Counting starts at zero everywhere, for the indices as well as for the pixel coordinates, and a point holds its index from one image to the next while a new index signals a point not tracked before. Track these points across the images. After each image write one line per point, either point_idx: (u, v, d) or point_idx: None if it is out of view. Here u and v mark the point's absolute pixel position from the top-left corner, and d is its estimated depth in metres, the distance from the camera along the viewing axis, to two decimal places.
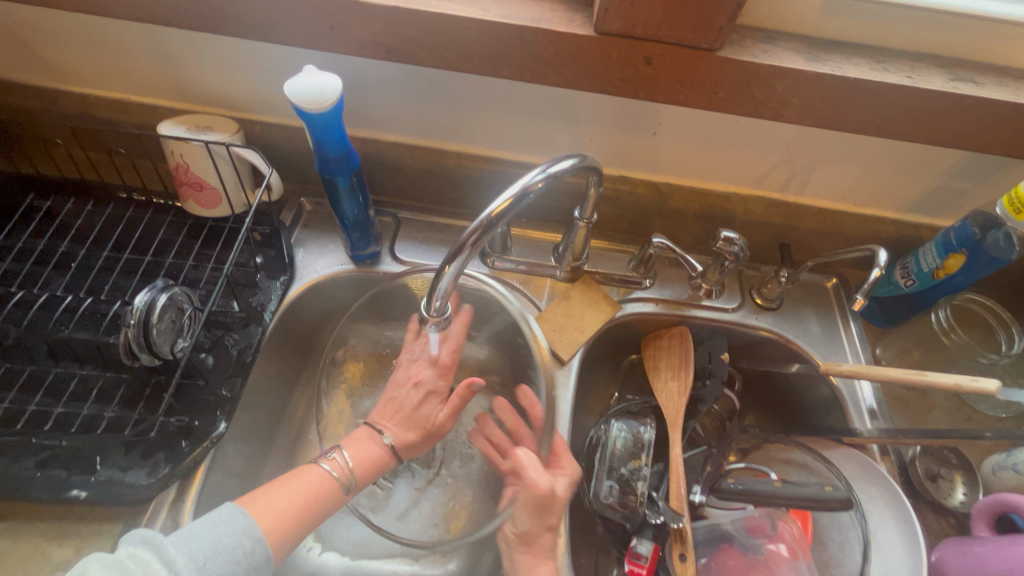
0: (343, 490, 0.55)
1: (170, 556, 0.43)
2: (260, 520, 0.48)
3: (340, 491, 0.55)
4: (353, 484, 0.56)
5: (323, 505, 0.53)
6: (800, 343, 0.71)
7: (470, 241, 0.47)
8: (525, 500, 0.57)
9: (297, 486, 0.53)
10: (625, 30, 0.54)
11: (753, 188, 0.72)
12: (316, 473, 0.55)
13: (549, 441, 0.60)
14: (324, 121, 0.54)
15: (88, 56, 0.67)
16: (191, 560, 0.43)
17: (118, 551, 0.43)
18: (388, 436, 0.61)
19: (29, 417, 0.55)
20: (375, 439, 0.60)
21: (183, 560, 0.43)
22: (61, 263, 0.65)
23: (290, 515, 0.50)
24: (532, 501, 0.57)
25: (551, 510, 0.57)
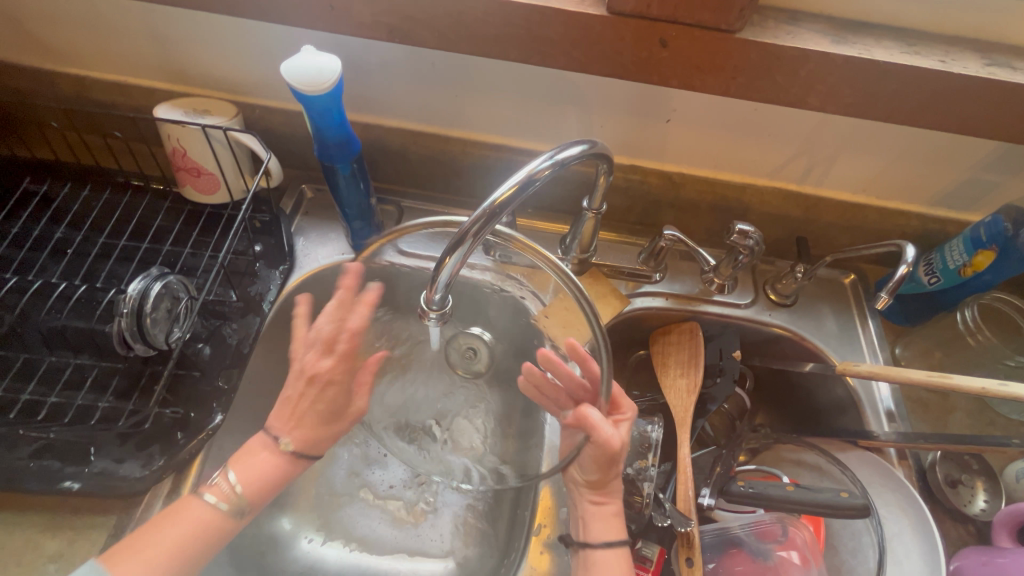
0: (231, 522, 0.51)
1: None
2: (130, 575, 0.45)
3: (231, 518, 0.51)
4: (245, 508, 0.52)
5: (212, 541, 0.50)
6: (815, 341, 0.69)
7: (473, 231, 0.45)
8: (591, 452, 0.53)
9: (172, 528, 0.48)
10: (639, 9, 0.51)
11: (770, 179, 0.69)
12: (195, 511, 0.50)
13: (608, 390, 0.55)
14: (323, 104, 0.52)
15: (83, 35, 0.65)
16: None
17: None
18: (287, 441, 0.56)
19: (22, 407, 0.54)
20: (272, 448, 0.55)
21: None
22: (56, 249, 0.63)
23: (171, 558, 0.47)
24: (596, 453, 0.53)
25: (617, 462, 0.53)
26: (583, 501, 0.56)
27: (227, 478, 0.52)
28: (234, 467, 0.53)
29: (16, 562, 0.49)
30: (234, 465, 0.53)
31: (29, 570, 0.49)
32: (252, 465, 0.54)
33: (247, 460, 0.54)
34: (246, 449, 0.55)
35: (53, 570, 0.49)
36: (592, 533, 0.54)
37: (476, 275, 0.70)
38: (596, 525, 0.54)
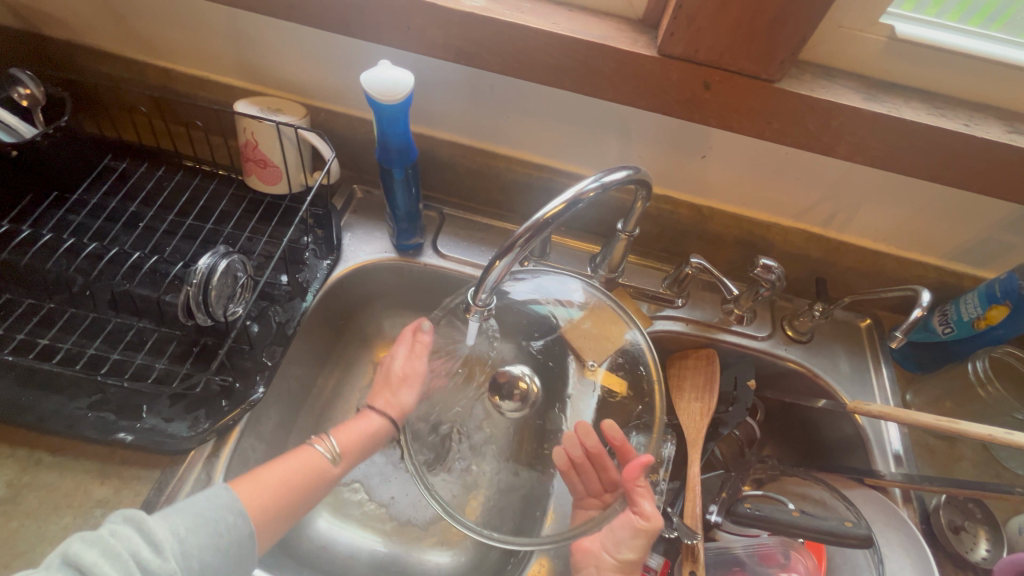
0: (334, 475, 0.56)
1: (150, 530, 0.41)
2: (244, 495, 0.48)
3: (331, 472, 0.55)
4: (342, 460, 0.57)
5: (313, 488, 0.54)
6: (827, 378, 0.71)
7: (522, 240, 0.49)
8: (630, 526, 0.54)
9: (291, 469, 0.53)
10: (687, 54, 0.56)
11: (795, 221, 0.73)
12: (311, 459, 0.55)
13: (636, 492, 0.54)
14: (393, 113, 0.57)
15: (179, 34, 0.72)
16: (172, 534, 0.42)
17: (103, 527, 0.41)
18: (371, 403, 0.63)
19: (87, 360, 0.58)
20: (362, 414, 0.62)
21: (164, 536, 0.42)
22: (128, 222, 0.69)
23: (278, 490, 0.51)
24: (626, 532, 0.54)
25: None
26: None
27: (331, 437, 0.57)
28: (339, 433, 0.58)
29: (67, 504, 0.53)
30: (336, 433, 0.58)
31: (77, 511, 0.53)
32: (257, 492, 0.49)
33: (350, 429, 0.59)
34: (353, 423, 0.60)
35: (99, 515, 0.53)
36: None
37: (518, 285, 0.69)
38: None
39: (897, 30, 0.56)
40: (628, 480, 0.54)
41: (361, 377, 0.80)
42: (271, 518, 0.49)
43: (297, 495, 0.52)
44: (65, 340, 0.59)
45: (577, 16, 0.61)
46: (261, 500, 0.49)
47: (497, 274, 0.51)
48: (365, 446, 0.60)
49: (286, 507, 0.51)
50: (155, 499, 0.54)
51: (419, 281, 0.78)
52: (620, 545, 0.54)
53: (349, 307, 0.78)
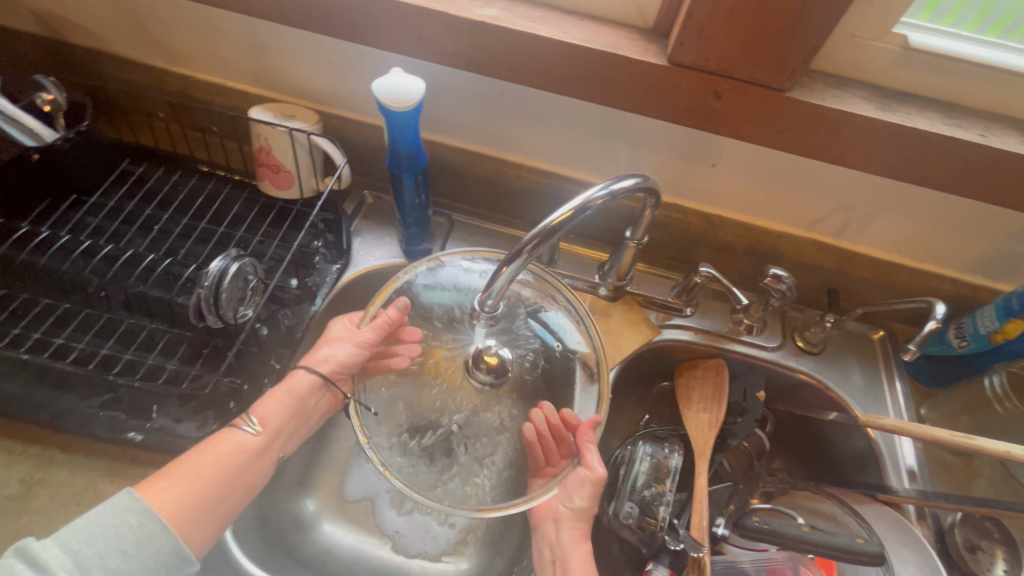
0: (263, 450, 0.55)
1: (37, 556, 0.41)
2: (160, 501, 0.47)
3: (261, 450, 0.55)
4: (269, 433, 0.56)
5: (242, 471, 0.53)
6: (839, 391, 0.70)
7: (529, 246, 0.49)
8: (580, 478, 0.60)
9: (212, 453, 0.52)
10: (697, 63, 0.56)
11: (806, 230, 0.72)
12: (234, 438, 0.54)
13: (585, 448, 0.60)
14: (404, 119, 0.58)
15: (197, 42, 0.74)
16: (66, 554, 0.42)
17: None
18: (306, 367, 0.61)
19: (100, 360, 0.59)
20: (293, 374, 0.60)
21: (53, 554, 0.42)
22: (144, 225, 0.71)
23: (199, 483, 0.50)
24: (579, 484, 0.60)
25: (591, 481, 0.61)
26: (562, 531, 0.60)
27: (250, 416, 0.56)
28: (258, 406, 0.57)
29: (77, 501, 0.54)
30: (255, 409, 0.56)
31: (87, 509, 0.53)
32: (169, 488, 0.48)
33: (274, 398, 0.58)
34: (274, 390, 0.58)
35: None
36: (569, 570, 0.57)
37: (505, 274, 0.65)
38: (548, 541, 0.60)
39: (910, 40, 0.55)
40: (580, 438, 0.59)
41: None
42: (196, 507, 0.49)
43: (224, 480, 0.51)
44: (78, 341, 0.60)
45: (588, 25, 0.61)
46: (177, 496, 0.48)
47: (504, 280, 0.51)
48: (302, 409, 0.60)
49: (216, 493, 0.51)
50: None
51: None
52: (571, 495, 0.61)
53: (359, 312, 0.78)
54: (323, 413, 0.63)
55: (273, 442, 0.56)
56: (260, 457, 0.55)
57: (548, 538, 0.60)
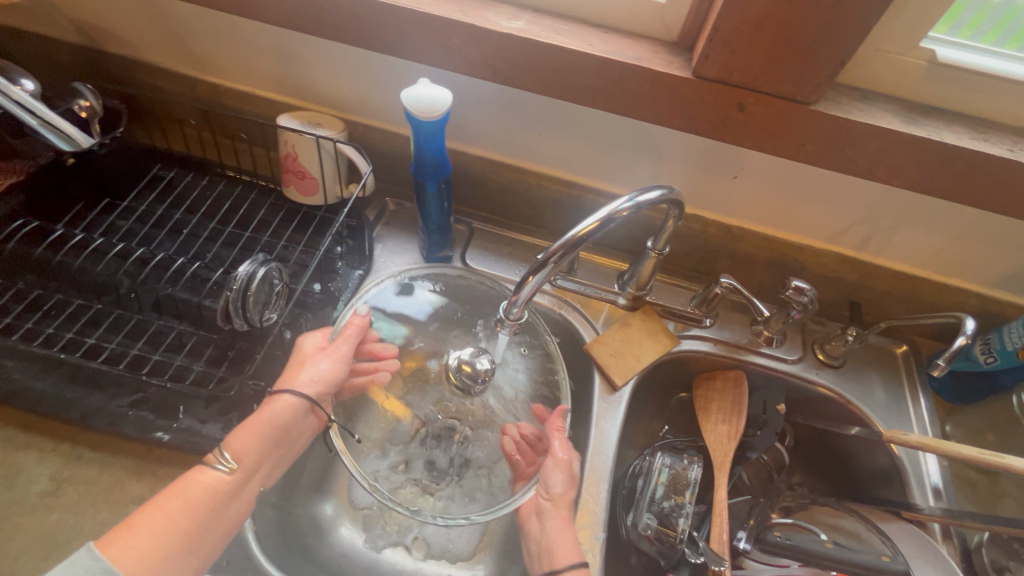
0: (239, 491, 0.52)
1: None
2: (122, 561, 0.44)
3: (235, 490, 0.52)
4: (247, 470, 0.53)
5: (215, 513, 0.50)
6: (861, 406, 0.70)
7: (554, 258, 0.50)
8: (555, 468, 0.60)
9: (182, 500, 0.49)
10: (722, 76, 0.57)
11: (828, 243, 0.72)
12: (204, 479, 0.51)
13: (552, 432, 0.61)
14: (431, 129, 0.59)
15: (228, 52, 0.76)
16: None
17: None
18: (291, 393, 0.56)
19: (130, 360, 0.61)
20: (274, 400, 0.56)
21: None
22: (173, 228, 0.72)
23: (167, 537, 0.47)
24: (555, 473, 0.60)
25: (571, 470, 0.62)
26: (546, 524, 0.59)
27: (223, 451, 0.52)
28: (231, 441, 0.53)
29: (105, 499, 0.54)
30: (230, 442, 0.53)
31: (114, 507, 0.54)
32: (132, 547, 0.45)
33: (246, 433, 0.54)
34: (250, 423, 0.55)
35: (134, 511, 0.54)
36: (555, 559, 0.56)
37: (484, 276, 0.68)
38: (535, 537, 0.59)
39: (937, 54, 0.55)
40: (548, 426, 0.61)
41: None
42: (165, 561, 0.46)
43: (193, 528, 0.48)
44: (110, 340, 0.62)
45: (613, 38, 0.62)
46: (142, 551, 0.45)
47: (529, 292, 0.53)
48: (285, 436, 0.57)
49: (185, 541, 0.48)
50: None
51: None
52: (548, 485, 0.60)
53: None
54: (307, 437, 0.60)
55: (246, 480, 0.53)
56: (235, 498, 0.52)
57: (532, 532, 0.60)
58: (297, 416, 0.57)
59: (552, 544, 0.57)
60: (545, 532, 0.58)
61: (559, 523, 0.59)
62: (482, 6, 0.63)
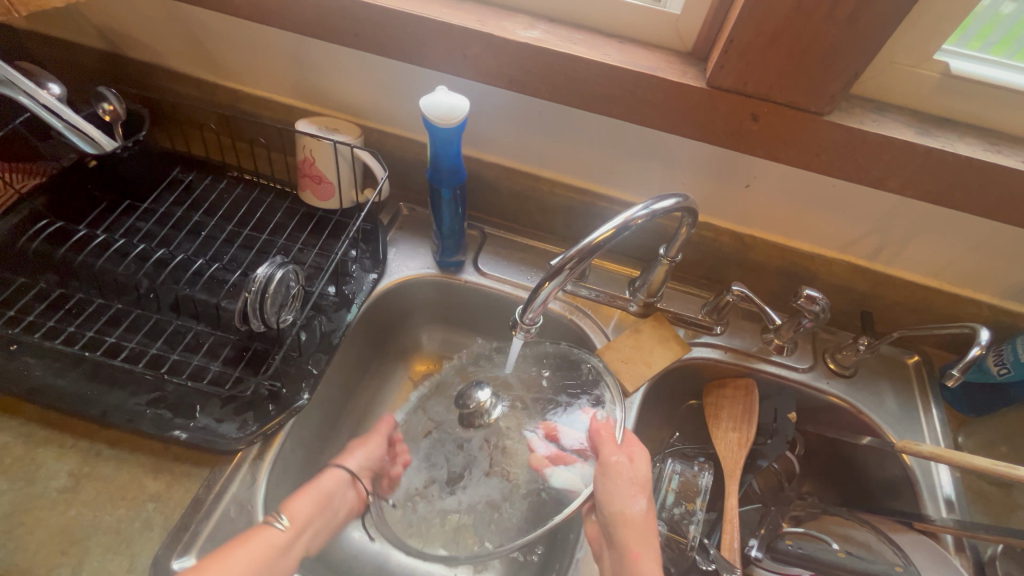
0: (289, 551, 0.54)
1: None
2: None
3: (286, 548, 0.54)
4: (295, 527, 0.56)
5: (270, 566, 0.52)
6: (873, 416, 0.69)
7: (569, 264, 0.51)
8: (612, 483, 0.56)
9: (245, 548, 0.51)
10: (735, 86, 0.57)
11: (840, 252, 0.72)
12: (265, 535, 0.53)
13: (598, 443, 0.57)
14: (448, 136, 0.60)
15: (248, 59, 0.77)
16: None
17: None
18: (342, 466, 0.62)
19: (148, 359, 0.62)
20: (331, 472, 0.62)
21: None
22: (192, 231, 0.74)
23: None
24: (622, 490, 0.55)
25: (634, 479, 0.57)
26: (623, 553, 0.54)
27: (279, 513, 0.56)
28: (288, 504, 0.57)
29: (121, 495, 0.55)
30: (287, 505, 0.57)
31: (130, 504, 0.54)
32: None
33: (301, 497, 0.59)
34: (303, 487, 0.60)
35: (150, 508, 0.54)
36: None
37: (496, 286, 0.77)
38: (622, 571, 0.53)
39: (951, 67, 0.56)
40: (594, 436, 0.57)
41: (399, 389, 0.82)
42: None
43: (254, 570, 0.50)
44: (129, 340, 0.63)
45: (627, 48, 0.63)
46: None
47: (548, 293, 0.53)
48: (330, 504, 0.60)
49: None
50: (204, 496, 0.55)
51: (459, 297, 0.80)
52: (615, 503, 0.55)
53: (389, 321, 0.80)
54: (348, 515, 0.62)
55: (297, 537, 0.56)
56: (288, 552, 0.54)
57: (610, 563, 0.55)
58: (343, 484, 0.62)
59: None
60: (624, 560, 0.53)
61: (636, 550, 0.53)
62: (499, 16, 0.64)
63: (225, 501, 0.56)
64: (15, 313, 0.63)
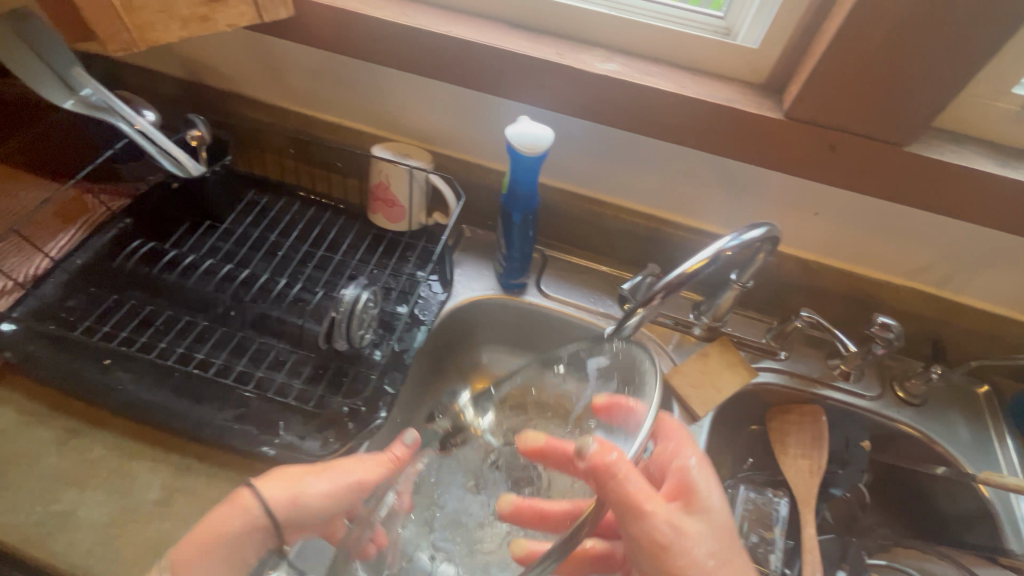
0: None
1: None
2: None
3: None
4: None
5: None
6: (945, 445, 0.69)
7: (660, 293, 0.54)
8: (664, 528, 0.43)
9: None
10: (813, 118, 0.59)
11: (907, 280, 0.72)
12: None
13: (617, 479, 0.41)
14: (529, 164, 0.63)
15: (325, 87, 0.81)
16: None
17: None
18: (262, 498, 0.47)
19: (235, 375, 0.64)
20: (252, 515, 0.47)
21: None
22: (269, 251, 0.76)
23: None
24: (676, 528, 0.44)
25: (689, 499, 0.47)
26: None
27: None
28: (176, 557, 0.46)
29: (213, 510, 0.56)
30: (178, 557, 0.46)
31: None
32: None
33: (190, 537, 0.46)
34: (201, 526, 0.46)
35: None
36: None
37: (560, 308, 0.79)
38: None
39: None
40: (609, 471, 0.41)
41: None
42: None
43: None
44: (217, 356, 0.65)
45: (703, 80, 0.65)
46: None
47: (641, 317, 0.57)
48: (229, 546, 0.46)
49: None
50: None
51: (522, 318, 0.81)
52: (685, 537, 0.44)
53: (451, 340, 0.81)
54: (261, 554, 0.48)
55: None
56: None
57: None
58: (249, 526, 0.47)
59: None
60: None
61: None
62: (577, 50, 0.67)
63: None
64: (109, 329, 0.66)
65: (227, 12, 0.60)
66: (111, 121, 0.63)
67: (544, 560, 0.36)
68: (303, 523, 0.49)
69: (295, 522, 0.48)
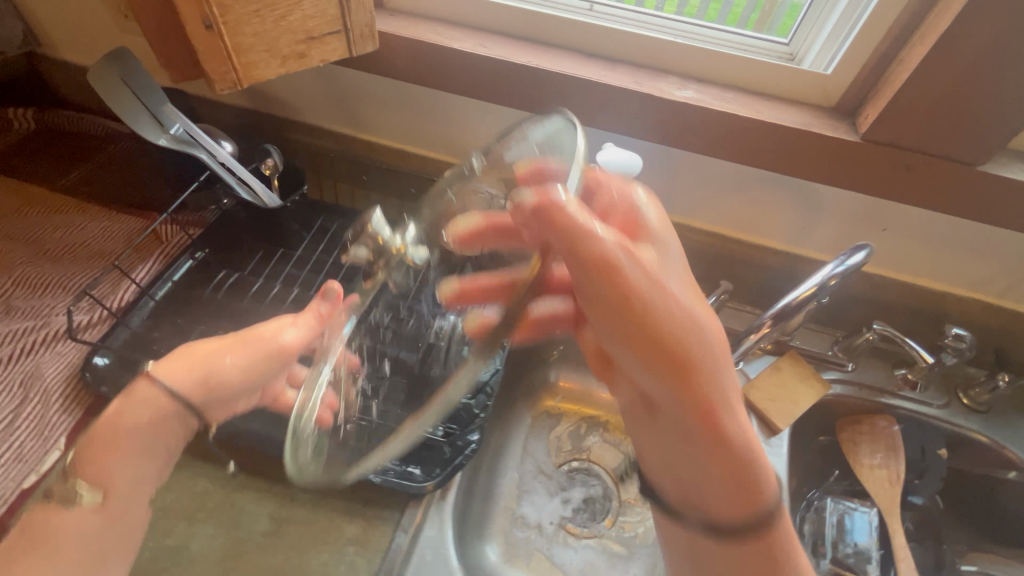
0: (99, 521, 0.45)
1: None
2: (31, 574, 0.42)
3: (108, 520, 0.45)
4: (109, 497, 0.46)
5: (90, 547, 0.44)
6: (1015, 449, 0.69)
7: (771, 321, 0.60)
8: (618, 245, 0.40)
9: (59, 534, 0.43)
10: (890, 139, 0.61)
11: (969, 291, 0.75)
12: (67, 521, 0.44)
13: (546, 220, 0.39)
14: None
15: (391, 114, 0.83)
16: None
17: None
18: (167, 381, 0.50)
19: None
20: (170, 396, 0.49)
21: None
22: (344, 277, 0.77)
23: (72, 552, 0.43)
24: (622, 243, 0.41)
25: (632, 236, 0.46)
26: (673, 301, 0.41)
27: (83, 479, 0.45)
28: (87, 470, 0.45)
29: (323, 539, 0.57)
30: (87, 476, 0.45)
31: (333, 548, 0.56)
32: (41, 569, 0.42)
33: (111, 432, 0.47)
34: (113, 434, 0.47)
35: (352, 552, 0.56)
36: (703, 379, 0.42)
37: None
38: (666, 440, 0.47)
39: None
40: (549, 209, 0.39)
41: (529, 429, 0.84)
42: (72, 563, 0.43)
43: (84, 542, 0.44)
44: None
45: (775, 105, 0.68)
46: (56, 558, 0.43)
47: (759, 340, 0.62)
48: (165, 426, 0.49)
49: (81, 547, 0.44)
50: (401, 538, 0.57)
51: None
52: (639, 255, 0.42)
53: None
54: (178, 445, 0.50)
55: (127, 502, 0.47)
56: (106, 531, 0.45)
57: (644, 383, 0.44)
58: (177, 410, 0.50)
59: (696, 363, 0.42)
60: (681, 323, 0.41)
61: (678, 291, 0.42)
62: (651, 78, 0.70)
63: (418, 546, 0.57)
64: None
65: (322, 50, 0.61)
66: (197, 152, 0.65)
67: (495, 339, 0.38)
68: (226, 398, 0.53)
69: (215, 398, 0.52)
